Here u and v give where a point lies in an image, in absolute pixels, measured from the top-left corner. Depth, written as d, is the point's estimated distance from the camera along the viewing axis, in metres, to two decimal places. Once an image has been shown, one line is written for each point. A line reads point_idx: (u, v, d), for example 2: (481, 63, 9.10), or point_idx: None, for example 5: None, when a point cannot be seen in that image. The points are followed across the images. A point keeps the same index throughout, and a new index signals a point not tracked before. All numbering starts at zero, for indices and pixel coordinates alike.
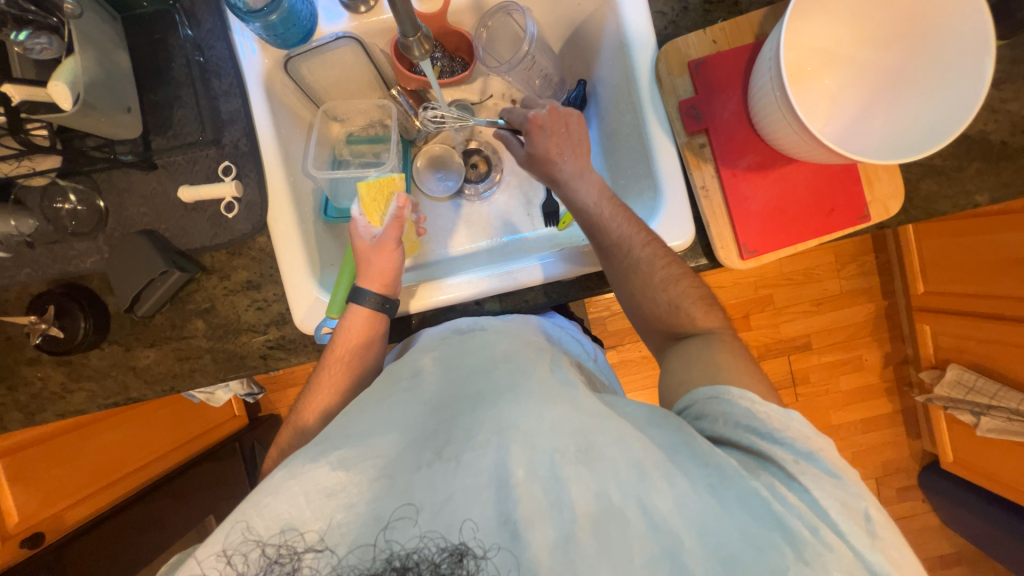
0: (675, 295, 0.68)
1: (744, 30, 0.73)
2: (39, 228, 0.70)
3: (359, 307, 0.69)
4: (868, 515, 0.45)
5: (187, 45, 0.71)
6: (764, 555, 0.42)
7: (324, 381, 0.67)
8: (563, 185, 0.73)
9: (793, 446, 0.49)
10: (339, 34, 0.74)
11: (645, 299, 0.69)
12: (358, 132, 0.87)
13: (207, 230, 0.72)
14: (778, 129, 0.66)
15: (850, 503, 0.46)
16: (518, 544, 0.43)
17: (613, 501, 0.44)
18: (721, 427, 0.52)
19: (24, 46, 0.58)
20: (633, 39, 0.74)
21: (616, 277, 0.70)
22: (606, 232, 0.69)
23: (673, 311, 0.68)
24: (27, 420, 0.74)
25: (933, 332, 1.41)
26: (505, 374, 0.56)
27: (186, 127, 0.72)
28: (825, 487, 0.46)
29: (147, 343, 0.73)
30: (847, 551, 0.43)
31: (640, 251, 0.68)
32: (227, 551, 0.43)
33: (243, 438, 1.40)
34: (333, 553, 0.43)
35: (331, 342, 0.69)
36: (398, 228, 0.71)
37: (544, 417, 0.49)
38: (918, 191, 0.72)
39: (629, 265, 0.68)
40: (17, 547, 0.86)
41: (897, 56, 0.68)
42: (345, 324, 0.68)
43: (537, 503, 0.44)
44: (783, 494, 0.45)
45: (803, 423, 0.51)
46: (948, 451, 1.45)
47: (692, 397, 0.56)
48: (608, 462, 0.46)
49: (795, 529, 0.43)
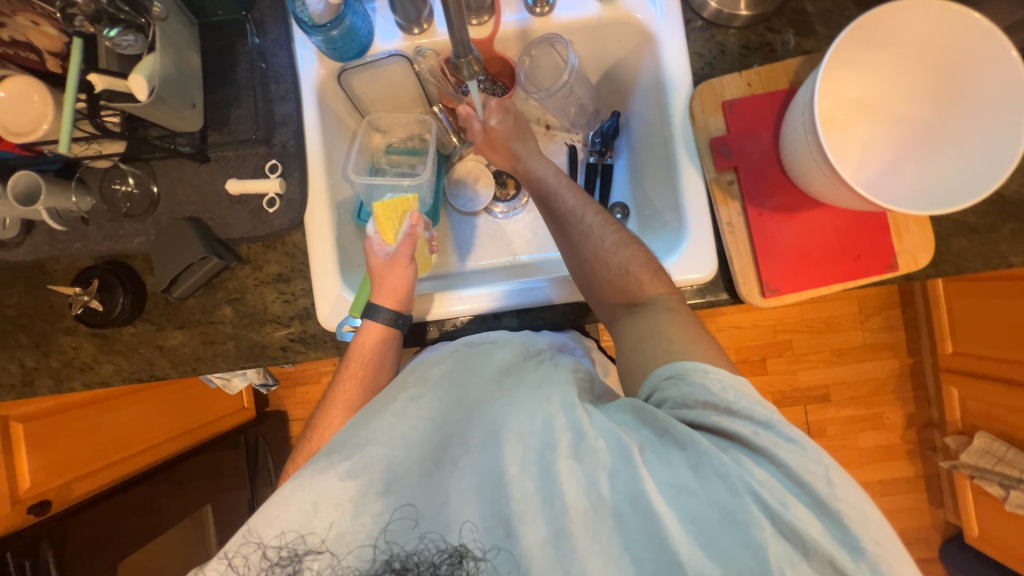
0: (626, 258, 0.69)
1: (780, 77, 0.75)
2: (95, 207, 0.75)
3: (372, 322, 0.70)
4: (828, 476, 0.45)
5: (253, 52, 0.77)
6: (747, 535, 0.43)
7: (337, 398, 0.69)
8: (524, 164, 0.78)
9: (750, 416, 0.49)
10: (392, 52, 0.79)
11: (609, 289, 0.68)
12: (397, 144, 0.90)
13: (247, 222, 0.75)
14: (808, 172, 0.66)
15: (812, 468, 0.45)
16: (511, 540, 0.45)
17: (602, 492, 0.46)
18: (683, 408, 0.51)
19: (113, 42, 0.63)
20: (670, 78, 0.77)
21: (565, 243, 0.73)
22: (561, 201, 0.74)
23: (623, 276, 0.67)
24: (55, 386, 0.77)
25: (960, 395, 1.35)
26: (499, 373, 0.59)
27: (241, 126, 0.76)
28: (788, 457, 0.46)
29: (176, 325, 0.76)
30: (818, 523, 0.43)
31: (592, 218, 0.72)
32: (228, 553, 0.46)
33: (248, 431, 1.41)
34: (333, 556, 0.45)
35: (348, 354, 0.71)
36: (411, 245, 0.73)
37: (537, 416, 0.50)
38: (948, 246, 0.71)
39: (581, 232, 0.71)
40: (24, 512, 0.89)
41: (933, 112, 0.69)
42: (359, 338, 0.70)
43: (529, 499, 0.46)
44: (752, 471, 0.45)
45: (755, 392, 0.52)
46: (973, 524, 1.37)
47: (652, 380, 0.56)
48: (595, 455, 0.48)
49: (769, 503, 0.43)
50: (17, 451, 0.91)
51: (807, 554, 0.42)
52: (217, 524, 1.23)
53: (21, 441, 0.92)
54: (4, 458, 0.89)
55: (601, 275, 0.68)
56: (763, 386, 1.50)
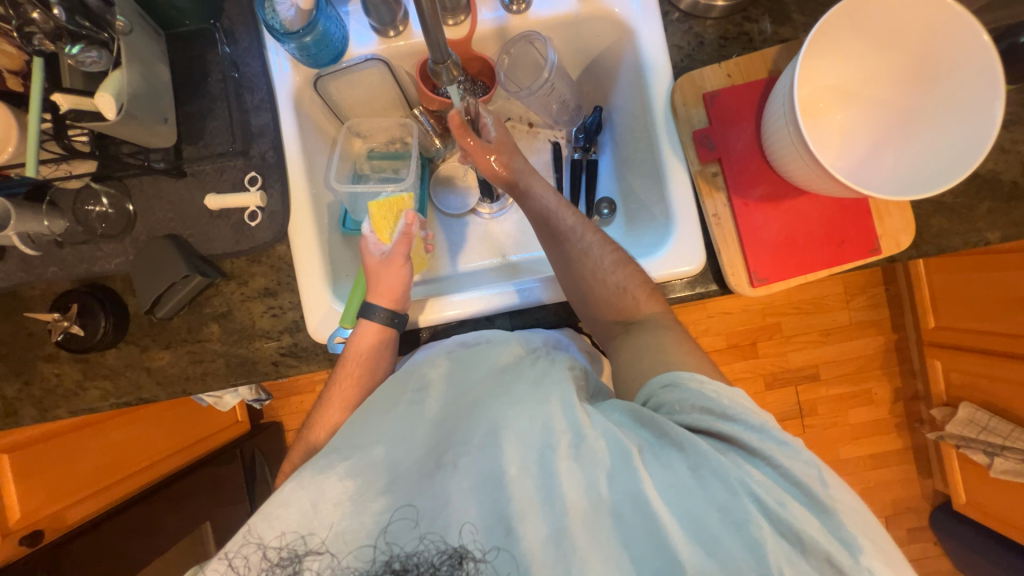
0: (623, 278, 0.69)
1: (759, 66, 0.75)
2: (69, 229, 0.72)
3: (368, 322, 0.69)
4: (823, 479, 0.46)
5: (224, 61, 0.75)
6: (745, 531, 0.44)
7: (335, 394, 0.68)
8: (523, 181, 0.77)
9: (746, 420, 0.49)
10: (368, 57, 0.77)
11: (601, 304, 0.69)
12: (379, 148, 0.89)
13: (229, 237, 0.74)
14: (791, 162, 0.67)
15: (806, 470, 0.46)
16: (511, 540, 0.45)
17: (602, 492, 0.47)
18: (679, 412, 0.52)
19: (76, 59, 0.61)
20: (650, 71, 0.77)
21: (562, 263, 0.71)
22: (561, 220, 0.73)
23: (620, 294, 0.68)
24: (40, 415, 0.75)
25: (943, 368, 1.39)
26: (495, 373, 0.58)
27: (217, 138, 0.75)
28: (783, 460, 0.47)
29: (162, 345, 0.75)
30: (815, 522, 0.44)
31: (590, 238, 0.72)
32: (228, 554, 0.46)
33: (244, 444, 1.40)
34: (333, 556, 0.46)
35: (343, 356, 0.69)
36: (406, 244, 0.71)
37: (536, 416, 0.50)
38: (928, 226, 0.73)
39: (580, 252, 0.71)
40: (16, 544, 0.86)
41: (909, 97, 0.70)
42: (356, 339, 0.69)
43: (529, 499, 0.46)
44: (750, 473, 0.46)
45: (749, 400, 0.52)
46: (960, 491, 1.41)
47: (648, 388, 0.56)
48: (596, 456, 0.48)
49: (767, 503, 0.44)
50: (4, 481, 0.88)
51: (805, 552, 0.43)
52: (217, 539, 1.21)
53: (11, 470, 0.89)
54: None
55: (598, 294, 0.69)
56: (755, 370, 1.52)
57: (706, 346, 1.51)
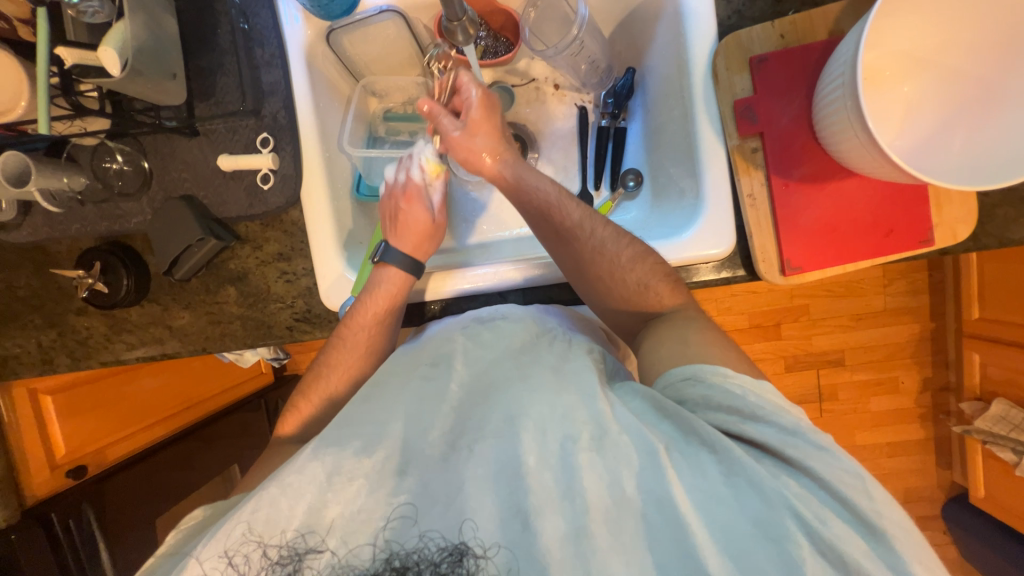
0: (643, 274, 0.65)
1: (818, 25, 0.67)
2: (89, 186, 0.73)
3: (387, 266, 0.70)
4: (869, 492, 0.44)
5: (232, 11, 0.71)
6: (781, 548, 0.42)
7: (349, 335, 0.69)
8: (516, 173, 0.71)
9: (778, 424, 0.48)
10: (383, 7, 0.72)
11: (614, 281, 0.66)
12: (395, 109, 0.85)
13: (243, 200, 0.73)
14: (843, 141, 0.60)
15: (849, 481, 0.45)
16: (529, 536, 0.45)
17: (626, 490, 0.46)
18: (702, 410, 0.51)
19: (78, 10, 0.59)
20: (691, 15, 0.69)
21: (572, 256, 0.67)
22: (565, 214, 0.67)
23: (643, 291, 0.65)
24: (73, 364, 0.79)
25: (980, 361, 1.31)
26: (517, 361, 0.56)
27: (228, 96, 0.72)
28: (822, 469, 0.45)
29: (182, 305, 0.76)
30: (859, 541, 0.42)
31: (602, 233, 0.67)
32: (228, 552, 0.47)
33: (267, 396, 1.44)
34: (333, 554, 0.46)
35: (362, 303, 0.69)
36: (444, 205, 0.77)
37: (556, 406, 0.50)
38: (992, 217, 0.65)
39: (593, 248, 0.66)
40: (63, 476, 0.96)
41: (993, 66, 0.61)
42: (376, 286, 0.69)
43: (548, 492, 0.46)
44: (789, 485, 0.45)
45: (778, 399, 0.51)
46: (979, 486, 1.37)
47: (669, 379, 0.55)
48: (619, 451, 0.47)
49: (806, 517, 0.43)
50: (48, 419, 0.96)
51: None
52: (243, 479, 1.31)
53: (54, 409, 0.97)
54: (37, 427, 0.94)
55: (607, 269, 0.66)
56: (776, 352, 1.47)
57: (729, 325, 1.46)
